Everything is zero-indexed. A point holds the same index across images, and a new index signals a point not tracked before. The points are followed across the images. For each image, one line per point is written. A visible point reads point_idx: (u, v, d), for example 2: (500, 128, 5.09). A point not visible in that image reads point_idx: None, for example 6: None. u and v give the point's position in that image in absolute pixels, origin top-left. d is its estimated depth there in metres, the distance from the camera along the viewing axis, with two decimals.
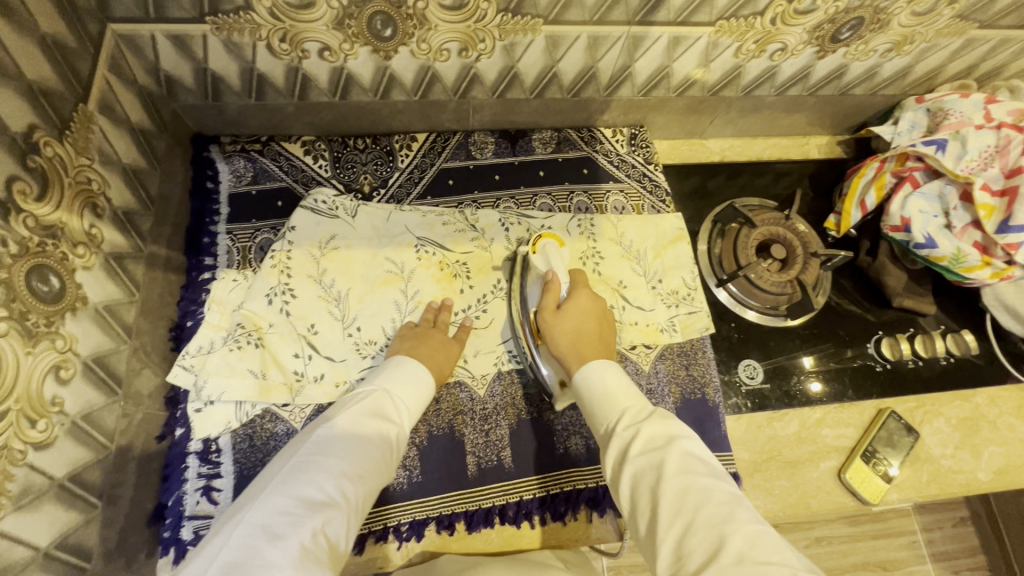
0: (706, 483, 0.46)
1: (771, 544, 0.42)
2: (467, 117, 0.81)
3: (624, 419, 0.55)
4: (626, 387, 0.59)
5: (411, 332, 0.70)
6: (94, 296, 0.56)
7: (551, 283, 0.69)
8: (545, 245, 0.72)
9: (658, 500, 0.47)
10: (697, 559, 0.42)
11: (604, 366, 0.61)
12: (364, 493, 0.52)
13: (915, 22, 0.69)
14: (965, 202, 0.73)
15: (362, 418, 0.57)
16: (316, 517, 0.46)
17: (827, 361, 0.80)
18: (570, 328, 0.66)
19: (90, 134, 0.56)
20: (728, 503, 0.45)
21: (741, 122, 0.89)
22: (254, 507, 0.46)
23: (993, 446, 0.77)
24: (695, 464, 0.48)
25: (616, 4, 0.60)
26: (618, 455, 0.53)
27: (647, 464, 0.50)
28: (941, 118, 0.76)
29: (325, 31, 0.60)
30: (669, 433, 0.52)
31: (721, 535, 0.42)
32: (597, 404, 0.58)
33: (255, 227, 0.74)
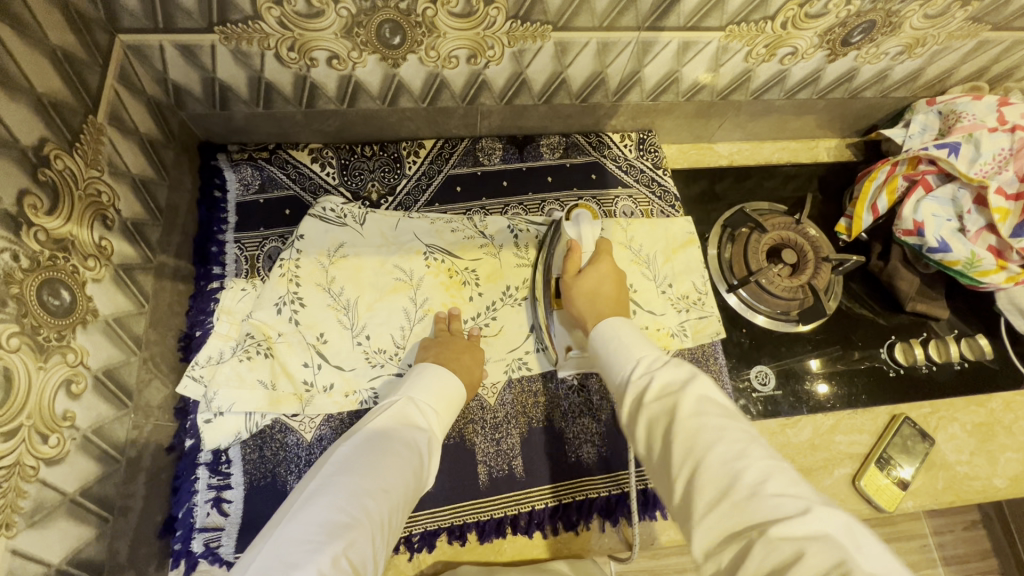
0: (719, 421, 0.46)
1: (785, 477, 0.42)
2: (474, 123, 0.80)
3: (637, 369, 0.54)
4: (639, 340, 0.58)
5: (434, 340, 0.70)
6: (104, 308, 0.55)
7: (573, 249, 0.69)
8: (579, 213, 0.69)
9: (670, 441, 0.47)
10: (708, 498, 0.42)
11: (619, 326, 0.61)
12: (393, 507, 0.51)
13: (927, 25, 0.68)
14: (979, 206, 0.72)
15: (385, 430, 0.57)
16: (336, 541, 0.45)
17: (834, 364, 0.79)
18: (587, 290, 0.66)
19: (100, 145, 0.55)
20: (743, 439, 0.44)
21: (749, 126, 0.89)
22: (273, 538, 0.45)
23: (1009, 452, 0.76)
24: (708, 404, 0.47)
25: (626, 10, 0.60)
26: (634, 402, 0.52)
27: (660, 409, 0.49)
28: (953, 121, 0.75)
29: (333, 40, 0.60)
30: (682, 377, 0.50)
31: (737, 472, 0.42)
32: (614, 357, 0.58)
33: (264, 236, 0.74)
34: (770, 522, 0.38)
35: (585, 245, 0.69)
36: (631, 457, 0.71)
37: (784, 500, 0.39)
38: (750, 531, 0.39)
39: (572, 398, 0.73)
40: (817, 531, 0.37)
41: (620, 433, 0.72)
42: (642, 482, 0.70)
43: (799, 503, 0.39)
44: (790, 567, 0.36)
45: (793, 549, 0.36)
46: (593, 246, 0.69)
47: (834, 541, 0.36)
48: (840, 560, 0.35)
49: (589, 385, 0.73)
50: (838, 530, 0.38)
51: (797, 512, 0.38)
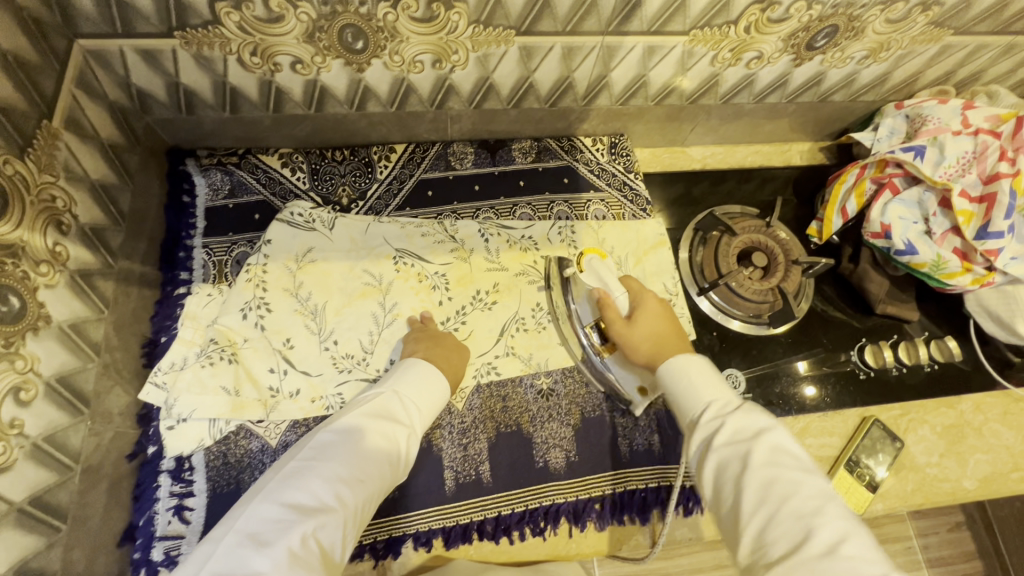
0: (795, 478, 0.47)
1: (861, 539, 0.42)
2: (445, 127, 0.80)
3: (709, 411, 0.55)
4: (710, 380, 0.59)
5: (425, 334, 0.70)
6: (59, 314, 0.55)
7: (603, 301, 0.68)
8: (591, 261, 0.70)
9: (743, 489, 0.48)
10: (782, 548, 0.43)
11: (688, 362, 0.61)
12: (366, 496, 0.52)
13: (889, 30, 0.69)
14: (943, 208, 0.73)
15: (366, 420, 0.57)
16: (306, 522, 0.46)
17: (820, 365, 0.80)
18: (649, 331, 0.66)
19: (55, 150, 0.55)
20: (818, 497, 0.46)
21: (721, 129, 0.89)
22: (244, 514, 0.46)
23: (978, 453, 0.76)
24: (783, 458, 0.49)
25: (588, 14, 0.60)
26: (703, 444, 0.53)
27: (732, 455, 0.50)
28: (919, 125, 0.76)
29: (296, 44, 0.60)
30: (756, 426, 0.51)
31: (811, 528, 0.43)
32: (682, 396, 0.59)
33: (232, 241, 0.74)
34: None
35: (614, 291, 0.68)
36: (599, 460, 0.71)
37: (860, 561, 0.40)
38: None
39: (541, 403, 0.72)
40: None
41: (589, 436, 0.72)
42: (609, 487, 0.70)
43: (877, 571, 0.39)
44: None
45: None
46: (623, 295, 0.69)
47: None
48: None
49: (557, 390, 0.73)
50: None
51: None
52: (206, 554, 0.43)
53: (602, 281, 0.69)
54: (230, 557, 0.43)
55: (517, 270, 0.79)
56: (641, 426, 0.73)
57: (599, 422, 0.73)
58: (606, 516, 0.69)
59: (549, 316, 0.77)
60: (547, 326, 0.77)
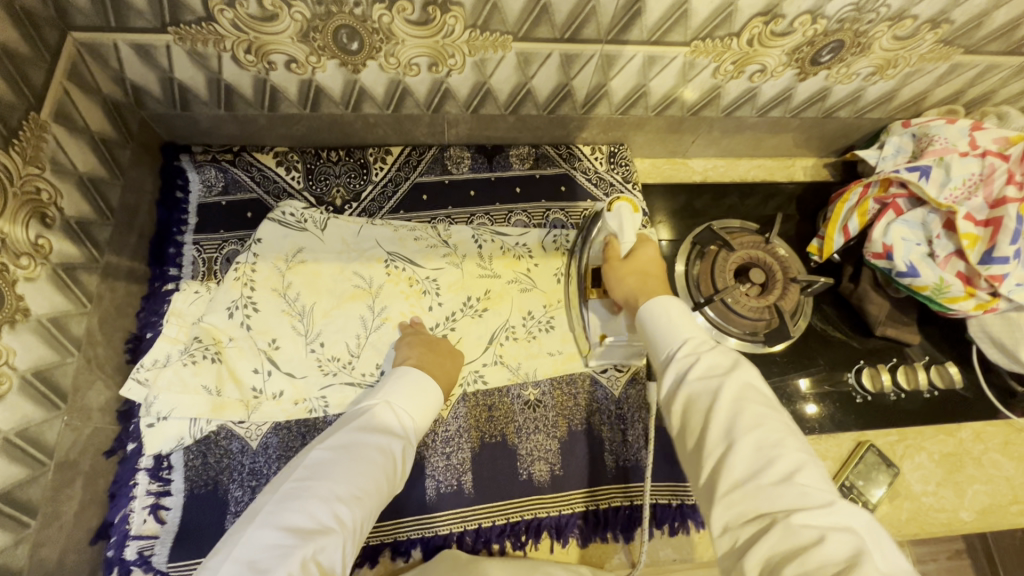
0: (761, 412, 0.46)
1: (816, 470, 0.43)
2: (442, 131, 0.80)
3: (686, 348, 0.53)
4: (689, 321, 0.57)
5: (422, 340, 0.69)
6: (38, 308, 0.54)
7: (610, 243, 0.71)
8: (620, 207, 0.67)
9: (709, 423, 0.47)
10: (737, 477, 0.44)
11: (667, 303, 0.58)
12: (365, 512, 0.51)
13: (897, 46, 0.67)
14: (948, 231, 0.71)
15: (359, 435, 0.56)
16: (305, 547, 0.45)
17: (822, 383, 0.78)
18: (634, 270, 0.66)
19: (42, 143, 0.55)
20: (782, 431, 0.46)
21: (723, 142, 0.88)
22: (242, 542, 0.45)
23: (976, 484, 0.73)
24: (753, 394, 0.48)
25: (587, 22, 0.59)
26: (674, 380, 0.52)
27: (703, 390, 0.49)
28: (926, 143, 0.74)
29: (290, 44, 0.59)
30: (727, 363, 0.50)
31: (772, 460, 0.43)
32: (660, 335, 0.57)
33: (223, 238, 0.73)
34: (795, 509, 0.40)
35: (623, 237, 0.67)
36: (585, 475, 0.69)
37: (812, 490, 0.41)
38: (773, 512, 0.41)
39: (527, 414, 0.71)
40: (837, 519, 0.40)
41: (575, 449, 0.70)
42: (592, 503, 0.68)
43: (825, 496, 0.41)
44: (808, 549, 0.38)
45: (815, 534, 0.39)
46: (631, 240, 0.68)
47: (853, 534, 0.39)
48: (858, 552, 0.38)
49: (544, 402, 0.72)
50: (857, 524, 0.40)
51: (821, 503, 0.40)
52: None
53: (620, 228, 0.68)
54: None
55: (509, 277, 0.78)
56: (628, 441, 0.72)
57: (585, 435, 0.71)
58: (590, 533, 0.67)
59: (539, 325, 0.76)
60: (538, 336, 0.76)
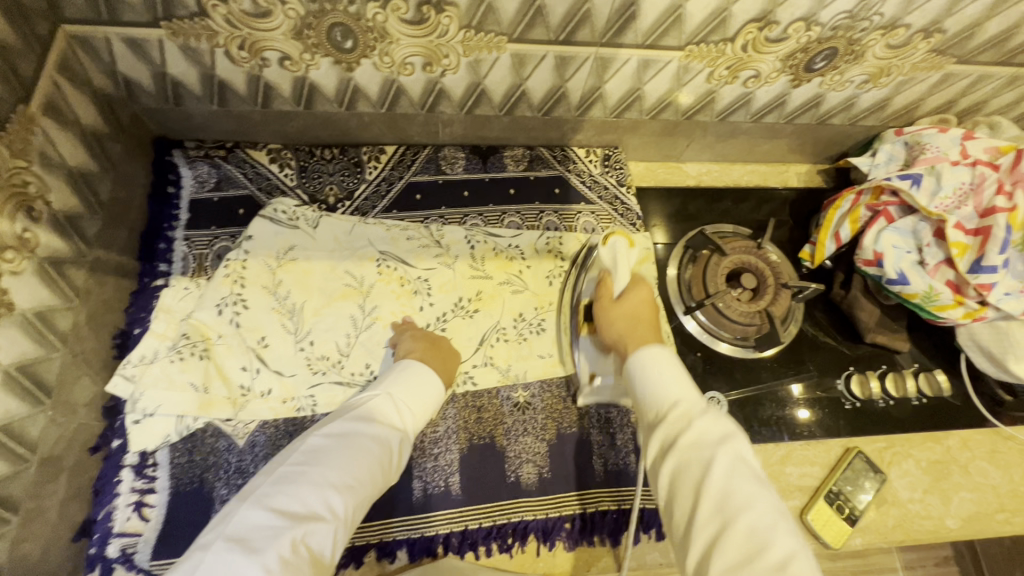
0: (752, 488, 0.46)
1: (807, 555, 0.42)
2: (436, 131, 0.79)
3: (676, 410, 0.52)
4: (678, 379, 0.55)
5: (425, 335, 0.69)
6: (23, 302, 0.54)
7: (604, 281, 0.69)
8: (615, 242, 0.68)
9: (700, 499, 0.46)
10: (727, 559, 0.42)
11: (659, 355, 0.57)
12: (357, 501, 0.51)
13: (890, 55, 0.68)
14: (938, 239, 0.72)
15: (358, 424, 0.56)
16: (296, 529, 0.45)
17: (814, 390, 0.78)
18: (625, 313, 0.64)
19: (31, 135, 0.54)
20: (773, 512, 0.45)
21: (717, 147, 0.88)
22: (233, 520, 0.45)
23: (963, 491, 0.74)
24: (744, 470, 0.47)
25: (582, 25, 0.59)
26: (662, 444, 0.51)
27: (694, 461, 0.48)
28: (918, 152, 0.75)
29: (284, 40, 0.59)
30: (719, 434, 0.49)
31: (763, 543, 0.42)
32: (648, 393, 0.55)
33: (214, 234, 0.73)
34: None
35: (617, 272, 0.68)
36: (572, 478, 0.69)
37: None
38: None
39: (517, 416, 0.71)
40: None
41: (563, 453, 0.70)
42: (579, 507, 0.68)
43: None
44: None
45: None
46: (626, 278, 0.68)
47: None
48: None
49: (534, 404, 0.72)
50: None
51: None
52: (195, 562, 0.42)
53: (614, 264, 0.69)
54: (219, 561, 0.42)
55: (502, 279, 0.78)
56: (616, 445, 0.72)
57: (574, 439, 0.71)
58: (577, 536, 0.67)
59: (531, 327, 0.76)
60: (528, 338, 0.76)
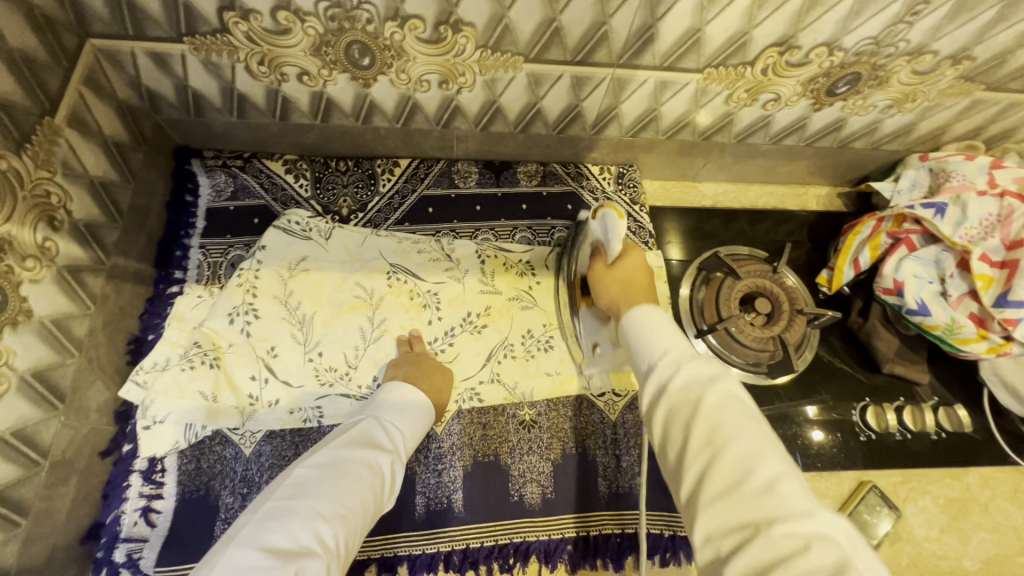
0: (741, 420, 0.43)
1: (798, 477, 0.40)
2: (450, 146, 0.80)
3: (666, 357, 0.50)
4: (670, 333, 0.52)
5: (406, 359, 0.69)
6: (41, 309, 0.55)
7: (596, 250, 0.67)
8: (606, 214, 0.62)
9: (688, 432, 0.44)
10: (717, 487, 0.40)
11: (649, 314, 0.55)
12: (349, 531, 0.49)
13: (916, 81, 0.66)
14: (962, 270, 0.69)
15: (343, 451, 0.55)
16: (289, 566, 0.42)
17: (829, 411, 0.76)
18: (620, 278, 0.63)
19: (55, 147, 0.56)
20: (762, 440, 0.42)
21: (734, 167, 0.87)
22: (218, 564, 0.42)
23: (982, 532, 0.71)
24: (735, 403, 0.44)
25: (599, 46, 0.59)
26: (653, 392, 0.48)
27: (682, 405, 0.45)
28: (943, 179, 0.73)
29: (302, 57, 0.60)
30: (707, 375, 0.46)
31: (752, 470, 0.40)
32: (638, 346, 0.53)
33: (228, 243, 0.74)
34: (775, 519, 0.37)
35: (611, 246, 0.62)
36: (577, 500, 0.68)
37: (790, 500, 0.38)
38: (753, 525, 0.37)
39: (522, 434, 0.71)
40: (822, 532, 0.36)
41: (568, 474, 0.70)
42: (583, 529, 0.67)
43: (805, 506, 0.37)
44: (790, 560, 0.34)
45: (798, 545, 0.35)
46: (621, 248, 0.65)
47: (835, 546, 0.35)
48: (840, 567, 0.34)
49: (540, 422, 0.71)
50: (836, 532, 0.36)
51: (800, 514, 0.37)
52: None
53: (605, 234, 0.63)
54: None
55: (511, 295, 0.77)
56: (622, 467, 0.71)
57: (579, 460, 0.70)
58: (579, 559, 0.66)
59: (539, 344, 0.76)
60: (536, 355, 0.75)
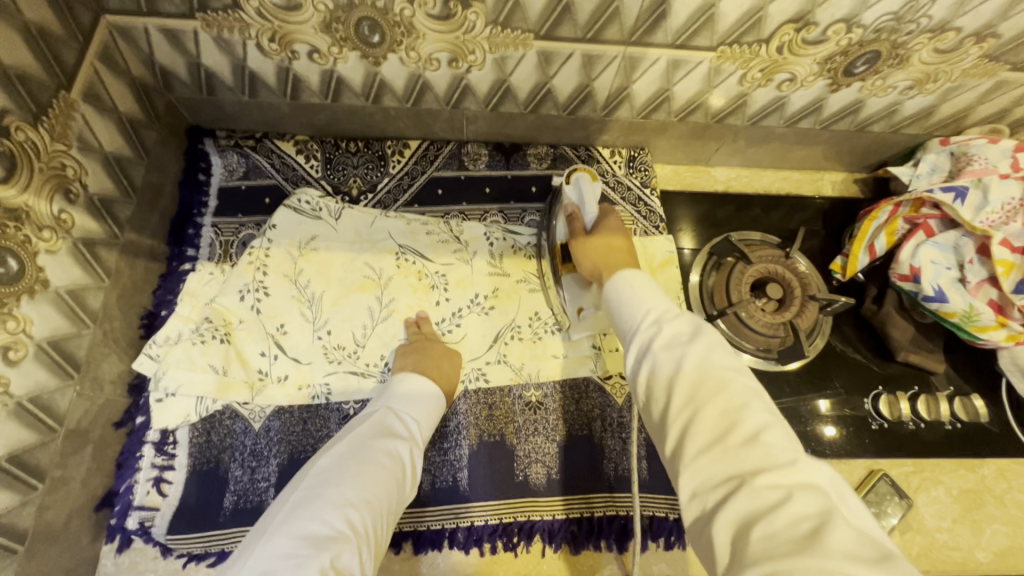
0: (726, 375, 0.44)
1: (781, 430, 0.41)
2: (460, 127, 0.79)
3: (650, 319, 0.51)
4: (653, 294, 0.54)
5: (410, 347, 0.69)
6: (57, 280, 0.56)
7: (573, 214, 0.68)
8: (579, 178, 0.68)
9: (673, 390, 0.44)
10: (704, 439, 0.41)
11: (632, 277, 0.56)
12: (377, 516, 0.50)
13: (938, 60, 0.64)
14: (982, 256, 0.68)
15: (364, 441, 0.56)
16: (323, 553, 0.44)
17: (842, 407, 0.75)
18: (599, 246, 0.64)
19: (70, 121, 0.57)
20: (746, 392, 0.43)
21: (748, 151, 0.85)
22: (258, 556, 0.45)
23: (996, 524, 0.70)
24: (718, 358, 0.45)
25: (610, 22, 0.58)
26: (638, 352, 0.49)
27: (667, 361, 0.46)
28: (965, 163, 0.70)
29: (313, 34, 0.60)
30: (691, 332, 0.47)
31: (736, 422, 0.41)
32: (623, 310, 0.54)
33: (240, 222, 0.75)
34: (758, 469, 0.37)
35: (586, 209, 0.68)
36: (582, 482, 0.68)
37: (776, 449, 0.38)
38: (741, 475, 0.38)
39: (528, 414, 0.71)
40: (802, 479, 0.37)
41: (574, 456, 0.70)
42: (587, 511, 0.67)
43: (789, 454, 0.38)
44: (775, 508, 0.35)
45: (780, 494, 0.36)
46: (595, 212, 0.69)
47: (819, 491, 0.36)
48: (824, 506, 0.35)
49: (546, 404, 0.71)
50: (821, 480, 0.38)
51: (785, 463, 0.38)
52: None
53: (580, 198, 0.69)
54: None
55: (518, 277, 0.77)
56: (628, 451, 0.71)
57: (586, 442, 0.70)
58: (584, 540, 0.66)
59: (546, 327, 0.75)
60: (543, 337, 0.75)
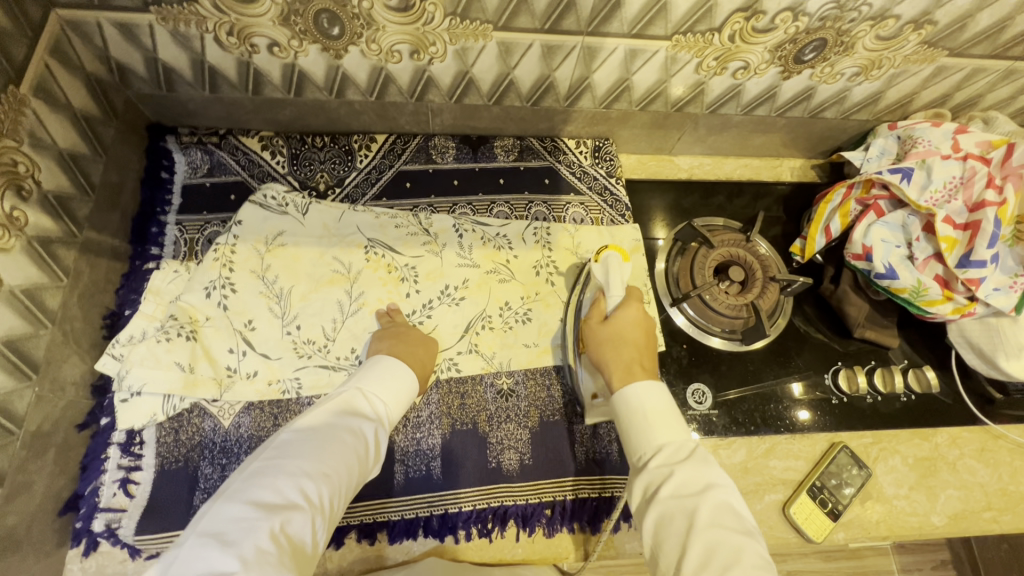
0: (736, 541, 0.47)
1: None
2: (426, 120, 0.80)
3: (661, 455, 0.54)
4: (664, 417, 0.56)
5: (388, 332, 0.69)
6: (11, 279, 0.55)
7: (597, 299, 0.69)
8: (607, 258, 0.66)
9: (686, 551, 0.47)
10: None
11: (643, 391, 0.58)
12: (334, 489, 0.51)
13: (881, 47, 0.67)
14: (927, 233, 0.71)
15: (328, 417, 0.57)
16: (273, 520, 0.45)
17: (815, 390, 0.77)
18: (611, 337, 0.65)
19: (21, 116, 0.55)
20: (758, 567, 0.45)
21: (710, 139, 0.87)
22: (210, 516, 0.46)
23: (949, 489, 0.73)
24: (727, 517, 0.49)
25: (567, 12, 0.59)
26: (645, 492, 0.53)
27: (677, 513, 0.49)
28: (909, 146, 0.74)
29: (271, 27, 0.60)
30: (702, 483, 0.51)
31: None
32: (632, 435, 0.56)
33: (205, 220, 0.74)
34: None
35: (609, 292, 0.67)
36: (555, 466, 0.70)
37: None
38: None
39: (500, 403, 0.71)
40: None
41: (547, 441, 0.71)
42: (560, 495, 0.68)
43: None
44: None
45: None
46: (619, 296, 0.67)
47: None
48: None
49: (518, 391, 0.72)
50: None
51: None
52: (169, 559, 0.42)
53: (607, 280, 0.67)
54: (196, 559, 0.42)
55: (489, 268, 0.78)
56: (599, 434, 0.72)
57: (558, 427, 0.72)
58: (558, 523, 0.67)
59: (517, 316, 0.76)
60: (514, 326, 0.76)
